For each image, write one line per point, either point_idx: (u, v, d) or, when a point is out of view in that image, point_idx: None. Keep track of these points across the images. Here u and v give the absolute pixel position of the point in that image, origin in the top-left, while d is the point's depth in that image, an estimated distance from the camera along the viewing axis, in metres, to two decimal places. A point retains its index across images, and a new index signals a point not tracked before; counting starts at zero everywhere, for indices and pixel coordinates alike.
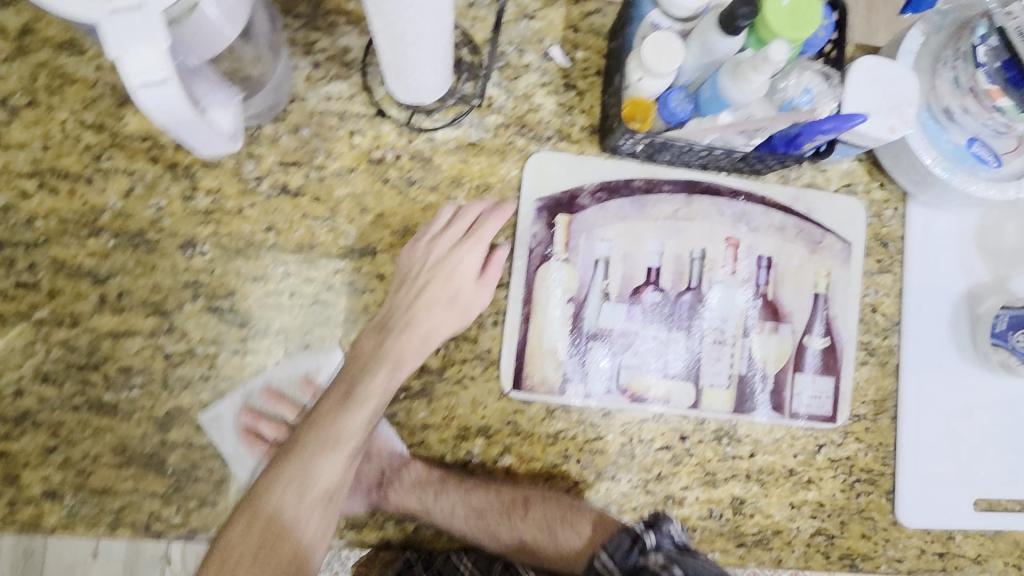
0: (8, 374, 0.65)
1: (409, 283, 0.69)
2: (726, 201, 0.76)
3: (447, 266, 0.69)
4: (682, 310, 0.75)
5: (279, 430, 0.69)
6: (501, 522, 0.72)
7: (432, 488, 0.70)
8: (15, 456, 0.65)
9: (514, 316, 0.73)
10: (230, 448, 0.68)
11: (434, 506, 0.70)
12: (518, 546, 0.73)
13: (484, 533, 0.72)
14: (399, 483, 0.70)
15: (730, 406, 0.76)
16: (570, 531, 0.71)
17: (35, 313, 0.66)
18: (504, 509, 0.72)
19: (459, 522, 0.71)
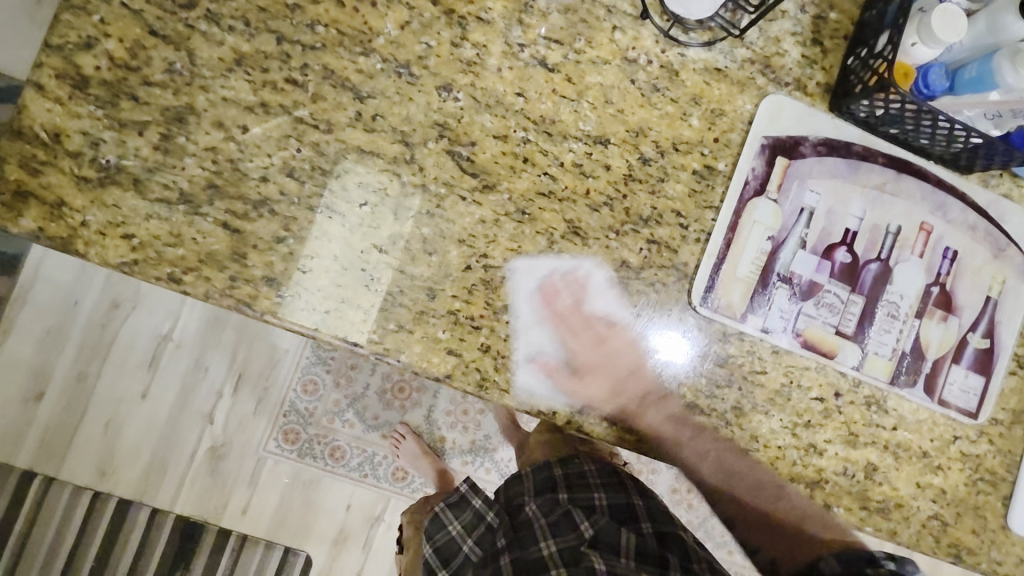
0: (258, 159, 0.68)
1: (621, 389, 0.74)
2: (931, 188, 0.79)
3: (591, 369, 0.73)
4: (866, 277, 0.77)
5: (574, 300, 0.74)
6: (744, 484, 0.79)
7: (693, 429, 0.76)
8: (247, 236, 0.68)
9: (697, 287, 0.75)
10: (534, 328, 0.73)
11: (690, 442, 0.76)
12: (742, 488, 0.80)
13: (718, 470, 0.79)
14: (657, 409, 0.75)
15: (888, 377, 0.79)
16: (772, 488, 0.79)
17: (296, 110, 0.69)
18: (728, 464, 0.78)
19: (709, 445, 0.77)
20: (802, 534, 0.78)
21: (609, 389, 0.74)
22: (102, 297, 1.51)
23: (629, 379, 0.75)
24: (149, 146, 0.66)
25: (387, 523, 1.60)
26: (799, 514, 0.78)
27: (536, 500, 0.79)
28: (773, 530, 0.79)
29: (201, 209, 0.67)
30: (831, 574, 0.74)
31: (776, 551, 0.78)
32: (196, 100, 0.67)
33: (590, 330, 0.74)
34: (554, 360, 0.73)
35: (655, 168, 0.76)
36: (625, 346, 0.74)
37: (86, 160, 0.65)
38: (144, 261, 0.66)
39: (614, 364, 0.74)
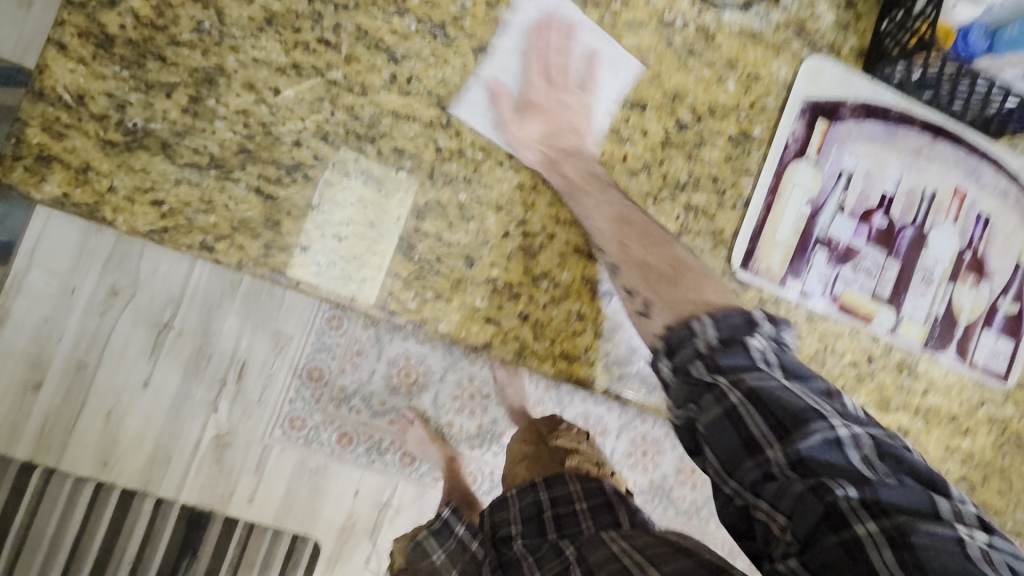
0: (291, 123, 0.66)
1: (554, 143, 0.70)
2: (965, 153, 0.80)
3: (546, 108, 0.70)
4: (903, 241, 0.79)
5: (561, 56, 0.70)
6: (636, 240, 0.67)
7: (599, 185, 0.70)
8: (280, 202, 0.66)
9: (599, 108, 0.72)
10: (491, 66, 0.70)
11: (600, 197, 0.70)
12: (636, 267, 0.65)
13: (613, 242, 0.68)
14: (574, 154, 0.71)
15: (922, 341, 0.81)
16: (693, 282, 0.59)
17: (329, 72, 0.66)
18: (641, 236, 0.67)
19: (618, 200, 0.70)
20: (675, 279, 0.60)
21: (545, 133, 0.70)
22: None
23: (566, 129, 0.70)
24: (178, 109, 0.63)
25: (380, 542, 1.18)
26: (674, 262, 0.63)
27: (520, 527, 0.71)
28: (663, 302, 0.57)
29: (233, 174, 0.65)
30: (671, 346, 0.51)
31: (645, 285, 0.62)
32: (226, 61, 0.64)
33: (554, 70, 0.70)
34: (510, 95, 0.70)
35: (691, 133, 0.75)
36: (572, 116, 0.71)
37: (112, 124, 0.62)
38: (174, 228, 0.64)
39: (560, 111, 0.70)
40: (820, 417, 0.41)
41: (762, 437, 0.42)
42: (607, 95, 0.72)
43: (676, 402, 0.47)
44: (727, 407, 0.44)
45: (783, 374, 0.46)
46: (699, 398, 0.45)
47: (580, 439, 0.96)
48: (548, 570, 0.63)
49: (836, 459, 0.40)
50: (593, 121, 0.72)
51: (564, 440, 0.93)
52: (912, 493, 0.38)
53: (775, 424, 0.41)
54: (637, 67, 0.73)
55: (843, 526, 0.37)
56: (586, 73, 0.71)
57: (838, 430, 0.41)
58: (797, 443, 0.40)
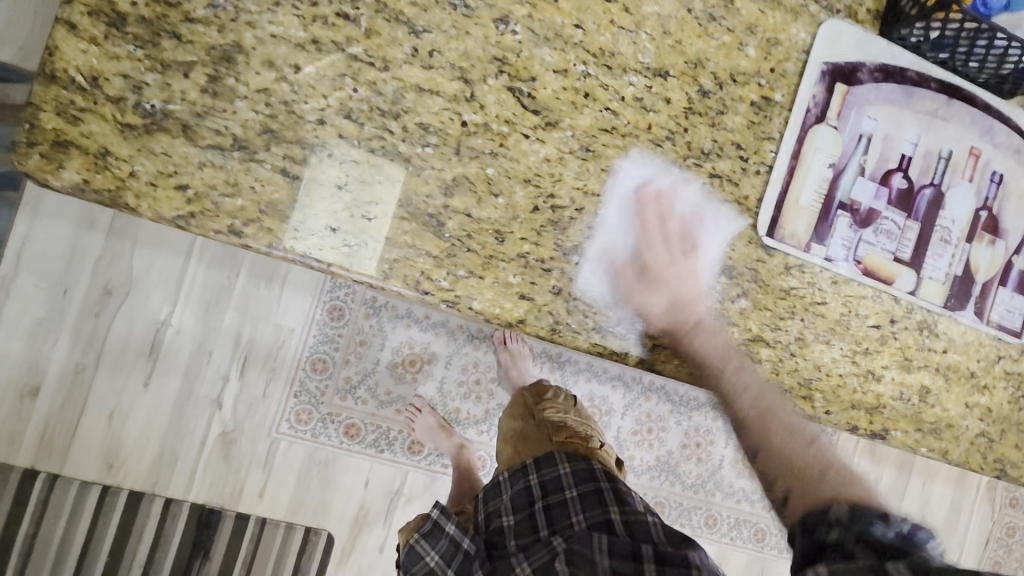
0: (313, 101, 0.64)
1: (682, 305, 0.73)
2: (978, 113, 0.82)
3: (674, 270, 0.73)
4: (922, 202, 0.80)
5: (659, 218, 0.73)
6: (781, 431, 0.66)
7: (736, 363, 0.72)
8: (306, 182, 0.64)
9: (706, 272, 0.75)
10: (602, 229, 0.72)
11: (736, 375, 0.72)
12: (779, 459, 0.62)
13: (756, 429, 0.67)
14: (704, 333, 0.73)
15: (942, 301, 0.82)
16: (828, 450, 0.63)
17: (349, 47, 0.64)
18: (794, 428, 0.67)
19: (754, 381, 0.72)
20: (819, 476, 0.59)
21: (670, 302, 0.73)
22: (91, 282, 1.18)
23: (686, 300, 0.73)
24: (198, 90, 0.62)
25: (407, 496, 1.34)
26: (801, 466, 0.61)
27: (513, 517, 0.71)
28: (793, 496, 0.58)
29: (257, 155, 0.63)
30: (807, 522, 0.54)
31: (782, 481, 0.60)
32: (243, 38, 0.62)
33: (674, 241, 0.74)
34: (659, 253, 0.73)
35: (714, 100, 0.74)
36: (681, 283, 0.73)
37: (130, 106, 0.60)
38: (200, 213, 0.62)
39: (682, 279, 0.73)
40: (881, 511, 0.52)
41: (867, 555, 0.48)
42: (713, 251, 0.76)
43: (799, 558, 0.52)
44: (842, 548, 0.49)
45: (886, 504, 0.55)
46: (822, 552, 0.50)
47: (568, 408, 0.92)
48: (536, 562, 0.64)
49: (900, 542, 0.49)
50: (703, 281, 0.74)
51: (551, 413, 0.88)
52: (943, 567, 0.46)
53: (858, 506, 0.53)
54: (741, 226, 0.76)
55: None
56: (673, 218, 0.74)
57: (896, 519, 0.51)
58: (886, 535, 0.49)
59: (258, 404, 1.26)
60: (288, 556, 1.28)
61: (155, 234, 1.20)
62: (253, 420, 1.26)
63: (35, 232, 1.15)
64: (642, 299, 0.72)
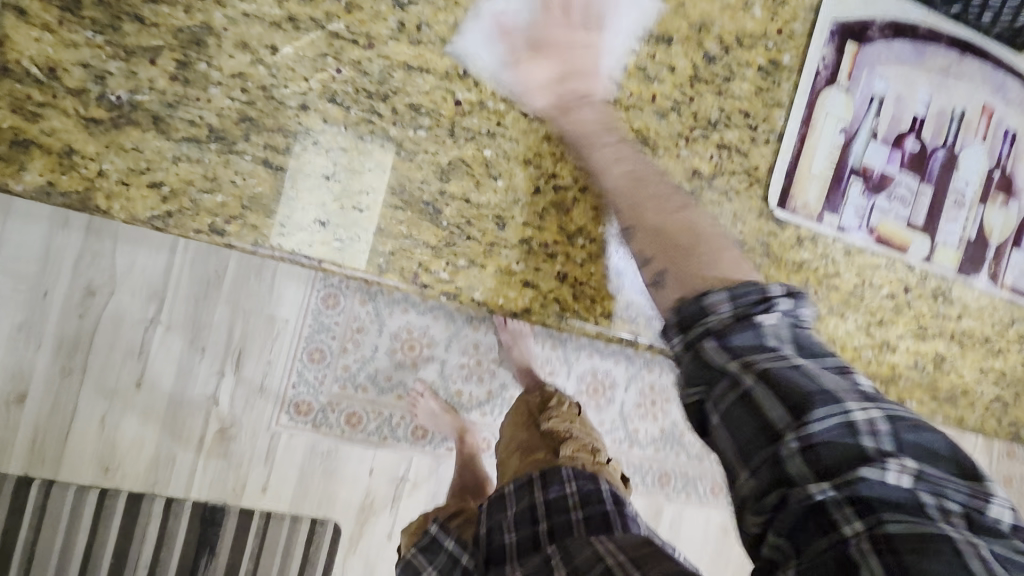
0: (294, 85, 0.59)
1: (572, 78, 0.64)
2: (991, 68, 0.78)
3: (579, 66, 0.64)
4: (935, 164, 0.77)
5: None
6: (652, 205, 0.59)
7: (616, 134, 0.65)
8: (292, 173, 0.60)
9: (611, 55, 0.66)
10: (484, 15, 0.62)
11: (603, 151, 0.64)
12: (652, 238, 0.57)
13: (630, 214, 0.60)
14: (591, 108, 0.65)
15: (956, 267, 0.80)
16: (716, 259, 0.51)
17: (329, 23, 0.59)
18: (661, 207, 0.59)
19: (630, 153, 0.64)
20: (687, 257, 0.52)
21: (557, 75, 0.63)
22: (72, 281, 1.04)
23: (580, 51, 0.64)
24: (166, 77, 0.56)
25: (415, 484, 1.24)
26: (695, 237, 0.55)
27: (514, 533, 0.64)
28: (668, 275, 0.51)
29: (237, 146, 0.59)
30: (681, 321, 0.46)
31: (665, 257, 0.53)
32: (213, 18, 0.57)
33: (561, 2, 0.63)
34: (520, 21, 0.62)
35: (720, 66, 0.70)
36: (583, 49, 0.64)
37: (93, 99, 0.55)
38: (179, 212, 0.58)
39: (574, 50, 0.63)
40: (826, 403, 0.38)
41: (777, 423, 0.39)
42: (618, 37, 0.66)
43: (688, 380, 0.44)
44: (744, 395, 0.40)
45: (797, 350, 0.42)
46: (719, 392, 0.41)
47: (572, 419, 0.90)
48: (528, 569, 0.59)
49: (849, 453, 0.37)
50: (602, 62, 0.66)
51: (556, 422, 0.87)
52: (898, 486, 0.36)
53: (793, 408, 0.38)
54: (657, 9, 0.67)
55: (832, 526, 0.36)
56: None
57: (852, 413, 0.38)
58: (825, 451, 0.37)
59: (256, 403, 1.14)
60: (296, 545, 1.19)
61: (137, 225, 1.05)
62: (255, 419, 1.15)
63: (5, 233, 1.00)
64: (520, 73, 0.63)
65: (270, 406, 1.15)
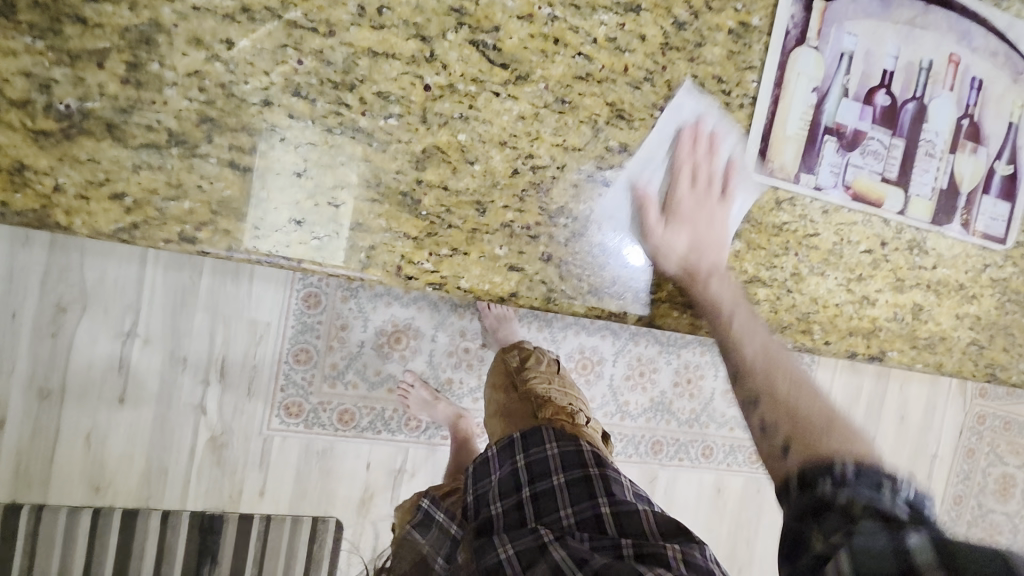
0: (254, 80, 0.57)
1: (696, 251, 0.70)
2: (955, 17, 0.79)
3: (705, 212, 0.71)
4: (905, 117, 0.77)
5: (699, 159, 0.71)
6: (786, 381, 0.57)
7: (745, 314, 0.68)
8: (261, 174, 0.58)
9: (733, 220, 0.73)
10: (648, 146, 0.70)
11: (739, 321, 0.66)
12: (781, 409, 0.53)
13: (760, 371, 0.59)
14: (719, 280, 0.70)
15: (929, 218, 0.81)
16: (849, 438, 0.49)
17: (286, 13, 0.56)
18: (795, 381, 0.57)
19: (762, 335, 0.65)
20: (825, 429, 0.50)
21: (688, 245, 0.70)
22: (40, 300, 0.97)
23: (709, 243, 0.71)
24: (116, 81, 0.53)
25: (412, 474, 1.23)
26: (828, 416, 0.51)
27: (501, 505, 0.67)
28: (794, 448, 0.49)
29: (199, 149, 0.56)
30: (806, 479, 0.46)
31: (792, 424, 0.51)
32: (161, 14, 0.54)
33: (702, 177, 0.71)
34: (716, 163, 0.72)
35: (690, 32, 0.69)
36: (715, 242, 0.71)
37: (39, 109, 0.52)
38: (144, 223, 0.55)
39: (705, 218, 0.71)
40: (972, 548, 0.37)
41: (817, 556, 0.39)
42: (747, 183, 0.73)
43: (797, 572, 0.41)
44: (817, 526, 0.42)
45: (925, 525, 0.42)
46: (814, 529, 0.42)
47: (553, 377, 0.90)
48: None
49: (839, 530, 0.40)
50: (729, 229, 0.73)
51: (534, 384, 0.86)
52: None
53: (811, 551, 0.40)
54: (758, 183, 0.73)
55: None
56: (711, 157, 0.71)
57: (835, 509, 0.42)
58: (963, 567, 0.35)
59: (246, 411, 1.11)
60: (299, 546, 1.18)
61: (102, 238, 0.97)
62: (247, 426, 1.12)
63: None
64: (662, 235, 0.70)
65: (260, 413, 1.12)
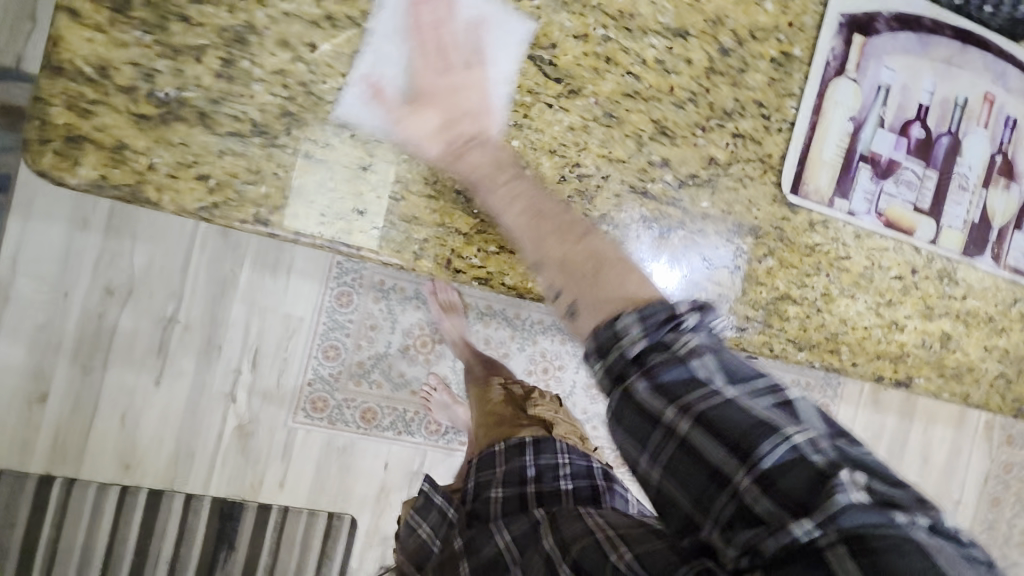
0: (332, 80, 0.62)
1: (458, 134, 0.61)
2: (991, 58, 0.82)
3: (456, 93, 0.61)
4: (939, 150, 0.80)
5: (444, 45, 0.61)
6: (554, 235, 0.58)
7: (508, 173, 0.62)
8: (330, 166, 0.63)
9: (498, 83, 0.65)
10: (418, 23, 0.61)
11: (505, 185, 0.62)
12: (573, 281, 0.53)
13: (529, 235, 0.59)
14: (478, 147, 0.62)
15: (960, 249, 0.83)
16: (615, 280, 0.50)
17: (365, 22, 0.62)
18: (563, 241, 0.57)
19: (524, 188, 0.62)
20: (606, 277, 0.51)
21: (443, 124, 0.61)
22: (91, 282, 1.06)
23: (468, 120, 0.61)
24: (211, 75, 0.59)
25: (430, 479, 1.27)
26: (597, 257, 0.54)
27: (503, 491, 0.70)
28: (580, 304, 0.51)
29: (278, 140, 0.61)
30: (602, 349, 0.46)
31: (582, 284, 0.52)
32: (255, 17, 0.59)
33: (455, 51, 0.61)
34: (459, 40, 0.61)
35: (734, 58, 0.73)
36: (473, 94, 0.62)
37: (143, 96, 0.58)
38: (224, 203, 0.61)
39: (461, 95, 0.61)
40: (769, 433, 0.39)
41: (685, 487, 0.41)
42: (500, 69, 0.65)
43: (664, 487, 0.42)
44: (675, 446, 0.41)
45: (728, 378, 0.42)
46: (659, 450, 0.42)
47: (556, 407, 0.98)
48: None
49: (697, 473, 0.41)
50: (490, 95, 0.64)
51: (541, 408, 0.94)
52: (867, 499, 0.36)
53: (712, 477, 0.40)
54: (534, 27, 0.66)
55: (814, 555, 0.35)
56: (466, 40, 0.62)
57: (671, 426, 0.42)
58: (765, 466, 0.38)
59: (274, 403, 1.16)
60: (315, 538, 1.20)
61: (152, 227, 1.07)
62: (274, 417, 1.16)
63: (28, 235, 1.02)
64: (411, 125, 0.61)
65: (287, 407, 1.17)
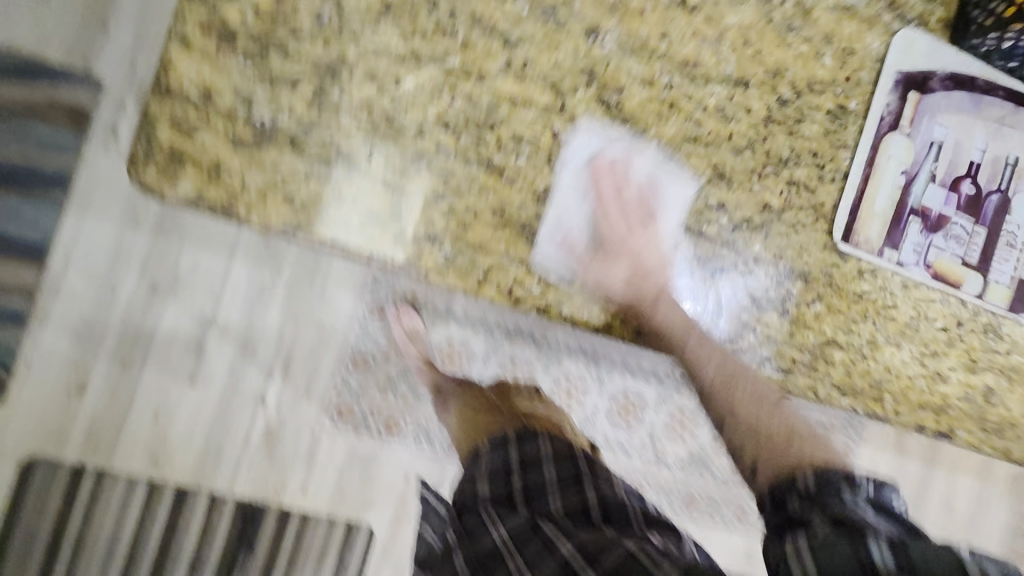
0: (413, 113, 0.66)
1: (640, 280, 0.71)
2: None
3: (631, 246, 0.71)
4: (990, 207, 0.81)
5: (619, 201, 0.71)
6: (748, 402, 0.62)
7: (697, 334, 0.70)
8: (405, 192, 0.66)
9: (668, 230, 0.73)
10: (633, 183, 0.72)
11: (697, 347, 0.69)
12: (746, 431, 0.59)
13: (721, 400, 0.64)
14: (653, 313, 0.71)
15: (1006, 305, 0.84)
16: (812, 444, 0.54)
17: (447, 60, 0.66)
18: (755, 398, 0.63)
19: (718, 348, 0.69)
20: (793, 440, 0.55)
21: (631, 275, 0.71)
22: None
23: (652, 273, 0.71)
24: (303, 103, 0.63)
25: None
26: (789, 427, 0.57)
27: (489, 486, 0.55)
28: (761, 463, 0.55)
29: (359, 166, 0.65)
30: (777, 496, 0.49)
31: (764, 457, 0.55)
32: (347, 52, 0.63)
33: (621, 206, 0.71)
34: (644, 201, 0.72)
35: (792, 108, 0.76)
36: (652, 249, 0.71)
37: (240, 120, 0.62)
38: (306, 223, 0.64)
39: (642, 250, 0.71)
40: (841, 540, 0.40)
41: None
42: (675, 214, 0.73)
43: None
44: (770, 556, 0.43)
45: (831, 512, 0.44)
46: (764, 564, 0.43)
47: None
48: None
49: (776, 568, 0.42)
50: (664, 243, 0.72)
51: None
52: None
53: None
54: (528, 102, 0.68)
55: None
56: (647, 201, 0.72)
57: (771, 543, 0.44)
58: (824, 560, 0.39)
59: None
60: None
61: None
62: None
63: None
64: (595, 271, 0.71)
65: None
